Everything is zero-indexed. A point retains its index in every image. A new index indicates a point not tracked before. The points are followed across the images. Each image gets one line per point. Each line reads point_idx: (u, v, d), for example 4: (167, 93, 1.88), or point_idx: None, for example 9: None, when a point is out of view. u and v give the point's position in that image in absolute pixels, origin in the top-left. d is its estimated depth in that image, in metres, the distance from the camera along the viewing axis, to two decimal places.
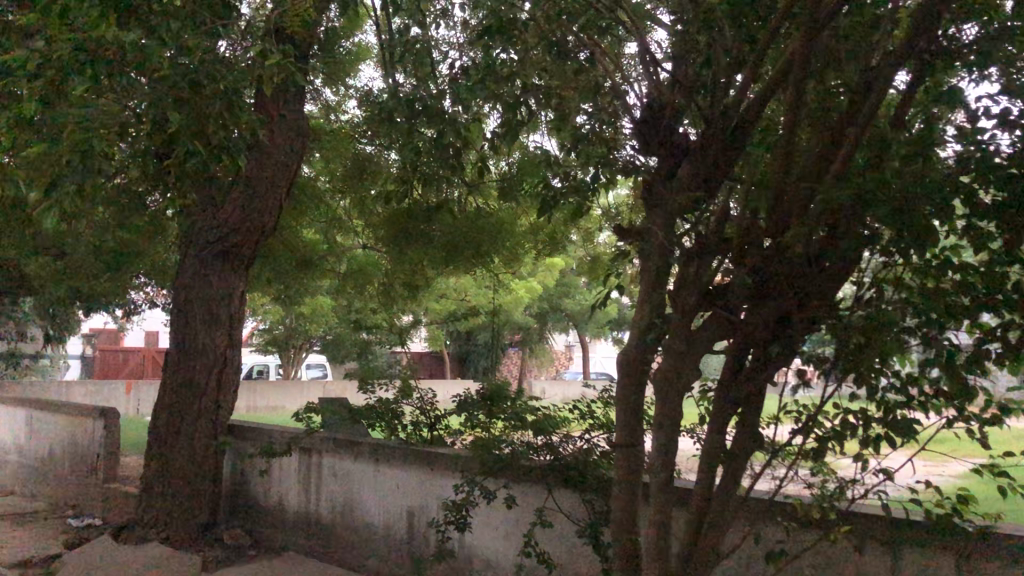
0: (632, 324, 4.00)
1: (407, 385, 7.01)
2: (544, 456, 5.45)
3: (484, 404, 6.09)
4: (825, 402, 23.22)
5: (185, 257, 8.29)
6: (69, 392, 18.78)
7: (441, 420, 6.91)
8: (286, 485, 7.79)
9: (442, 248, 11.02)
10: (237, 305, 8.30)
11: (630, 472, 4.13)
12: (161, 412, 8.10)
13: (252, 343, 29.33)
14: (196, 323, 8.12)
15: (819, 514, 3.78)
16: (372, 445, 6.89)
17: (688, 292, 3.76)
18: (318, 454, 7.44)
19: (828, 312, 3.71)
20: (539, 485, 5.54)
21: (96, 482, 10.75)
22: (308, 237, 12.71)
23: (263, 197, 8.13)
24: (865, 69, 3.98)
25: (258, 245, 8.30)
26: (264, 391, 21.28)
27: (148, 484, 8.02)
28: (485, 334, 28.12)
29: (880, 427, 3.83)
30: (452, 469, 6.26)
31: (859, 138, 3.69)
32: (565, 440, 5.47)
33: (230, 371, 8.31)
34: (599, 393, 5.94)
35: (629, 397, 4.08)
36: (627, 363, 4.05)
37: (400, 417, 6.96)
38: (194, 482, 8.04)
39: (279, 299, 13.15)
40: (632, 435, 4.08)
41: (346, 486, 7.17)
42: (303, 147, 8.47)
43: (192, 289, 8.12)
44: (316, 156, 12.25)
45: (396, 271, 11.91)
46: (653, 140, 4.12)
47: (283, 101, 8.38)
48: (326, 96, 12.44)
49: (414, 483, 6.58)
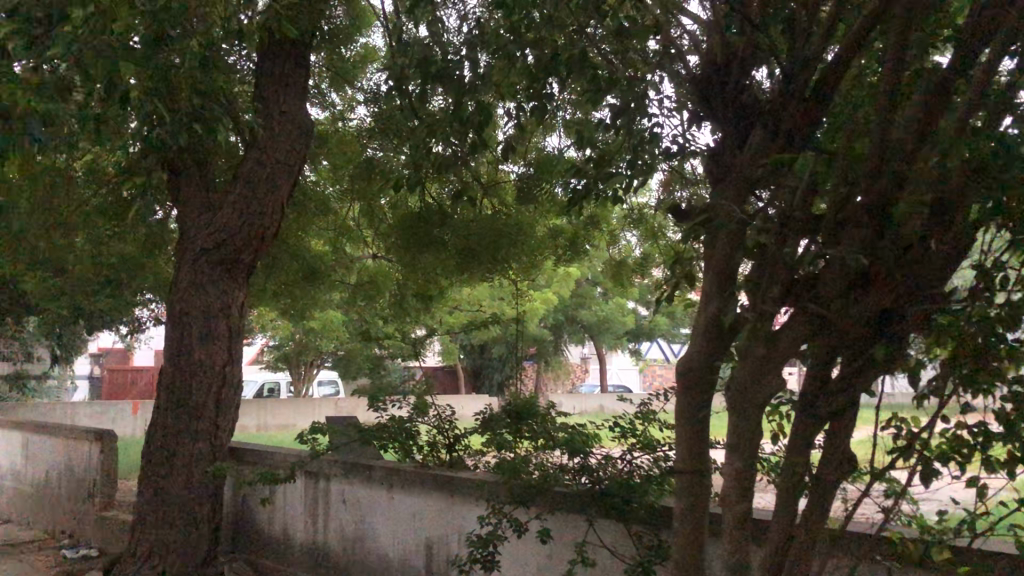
0: (695, 324, 3.33)
1: (422, 402, 6.21)
2: (581, 481, 4.75)
3: (511, 422, 5.37)
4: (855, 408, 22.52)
5: (180, 266, 7.64)
6: (76, 414, 18.25)
7: (460, 442, 6.19)
8: (292, 513, 7.11)
9: (455, 254, 10.39)
10: (237, 317, 7.66)
11: (695, 503, 3.44)
12: (155, 435, 7.45)
13: (263, 361, 28.79)
14: (193, 338, 7.46)
15: (934, 553, 3.06)
16: (384, 468, 6.21)
17: (768, 281, 3.10)
18: (325, 478, 6.79)
19: (941, 303, 2.99)
20: (577, 514, 4.86)
21: (93, 508, 10.13)
22: (316, 247, 12.12)
23: (264, 199, 7.54)
24: (973, 17, 3.32)
25: (258, 252, 7.66)
26: (275, 408, 20.68)
27: (142, 514, 7.37)
28: (501, 347, 27.62)
29: (1006, 444, 3.08)
30: (476, 496, 5.56)
31: (974, 92, 3.04)
32: (604, 462, 4.76)
33: (230, 389, 7.64)
34: (637, 407, 5.24)
35: (693, 413, 3.40)
36: (689, 369, 3.38)
37: (414, 437, 6.25)
38: (192, 512, 7.38)
39: (285, 313, 12.54)
40: (695, 458, 3.39)
41: (356, 514, 6.48)
42: (305, 146, 7.89)
43: (188, 299, 7.48)
44: (324, 163, 11.73)
45: (407, 281, 11.28)
46: (717, 102, 3.49)
47: (282, 98, 7.85)
48: (333, 100, 11.89)
49: (432, 512, 5.88)
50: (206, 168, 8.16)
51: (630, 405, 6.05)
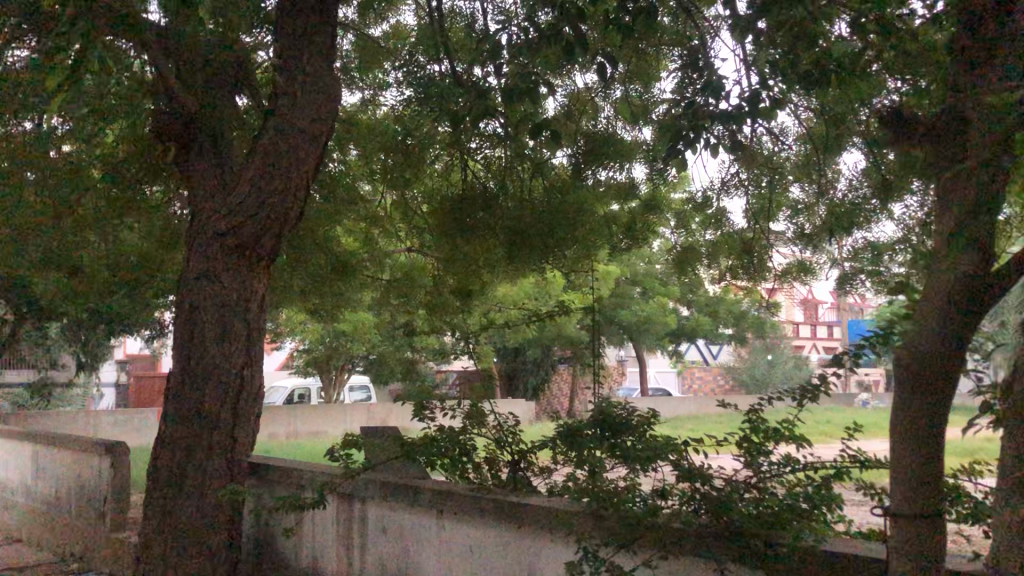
0: (927, 306, 2.69)
1: (477, 409, 5.09)
2: (698, 515, 3.65)
3: (600, 436, 4.26)
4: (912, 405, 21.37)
5: (190, 254, 6.59)
6: (98, 423, 17.33)
7: (524, 458, 5.04)
8: (322, 542, 6.05)
9: (502, 242, 9.27)
10: (256, 313, 6.62)
11: (923, 554, 2.73)
12: (161, 452, 6.39)
13: (293, 367, 27.95)
14: (205, 337, 6.40)
15: None
16: (433, 491, 5.12)
17: None
18: (361, 500, 5.70)
19: None
20: (697, 557, 3.74)
21: (104, 527, 9.11)
22: (347, 241, 11.14)
23: (285, 175, 6.53)
24: None
25: (279, 236, 6.62)
26: (304, 415, 19.75)
27: (148, 543, 6.32)
28: (537, 349, 26.59)
29: None
30: (552, 529, 4.43)
31: None
32: (730, 492, 3.66)
33: (249, 395, 6.59)
34: (759, 415, 4.15)
35: (918, 420, 2.72)
36: (918, 361, 2.69)
37: (470, 452, 5.12)
38: (205, 542, 6.32)
39: (314, 315, 11.52)
40: (920, 496, 2.73)
41: (400, 545, 5.40)
42: (332, 114, 6.90)
43: (198, 292, 6.43)
44: (353, 153, 10.55)
45: (446, 275, 10.22)
46: None
47: (304, 57, 6.93)
48: (360, 84, 10.67)
49: (493, 549, 4.77)
50: (221, 145, 7.21)
51: (728, 410, 4.90)
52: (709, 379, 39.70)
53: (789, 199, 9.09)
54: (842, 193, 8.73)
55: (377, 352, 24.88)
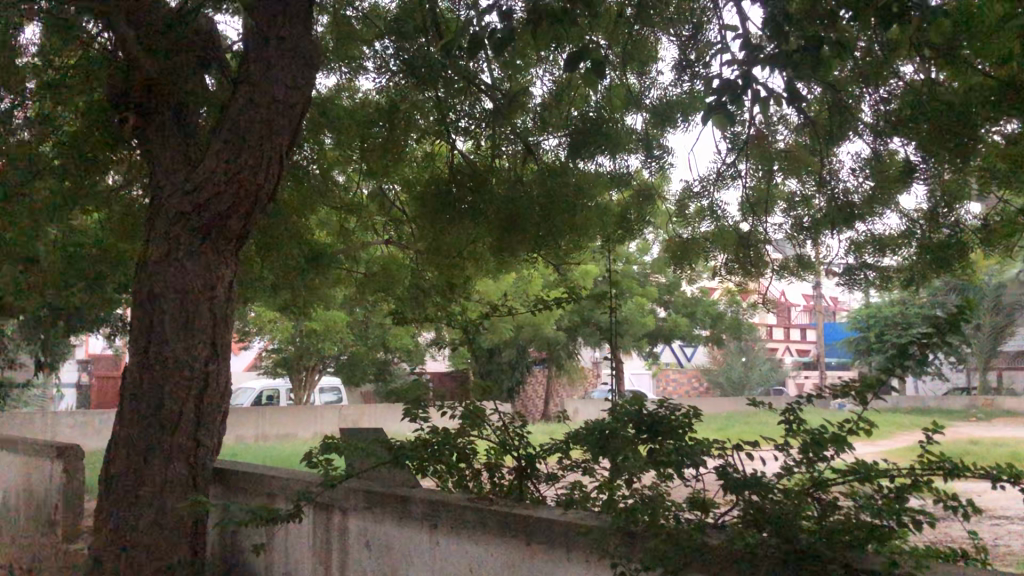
0: None
1: (476, 410, 4.48)
2: (753, 533, 3.07)
3: (629, 440, 3.66)
4: (895, 401, 21.13)
5: (150, 236, 5.89)
6: (56, 426, 16.39)
7: (531, 465, 4.45)
8: (296, 559, 5.38)
9: (490, 231, 8.64)
10: (223, 303, 5.94)
11: None
12: (115, 456, 5.71)
13: (262, 367, 26.97)
14: (166, 328, 5.71)
15: None
16: (427, 502, 4.50)
17: None
18: (341, 512, 5.07)
19: None
20: None
21: (56, 537, 8.34)
22: (321, 231, 10.46)
23: (258, 149, 5.87)
24: None
25: (250, 217, 5.97)
26: (272, 417, 19.00)
27: (100, 560, 5.61)
28: (513, 351, 25.92)
29: None
30: (565, 548, 3.83)
31: None
32: (797, 509, 3.08)
33: (215, 393, 5.92)
34: (810, 423, 3.58)
35: None
36: None
37: (469, 457, 4.50)
38: (165, 558, 5.64)
39: (286, 310, 10.82)
40: None
41: (384, 561, 4.77)
42: (309, 82, 6.26)
43: (159, 277, 5.74)
44: (327, 142, 9.70)
45: (427, 269, 9.58)
46: None
47: (279, 18, 6.27)
48: (336, 74, 9.92)
49: (496, 569, 4.15)
50: (185, 117, 6.52)
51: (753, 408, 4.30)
52: (684, 381, 39.37)
53: (784, 190, 8.47)
54: (844, 183, 8.21)
55: (350, 351, 24.16)
